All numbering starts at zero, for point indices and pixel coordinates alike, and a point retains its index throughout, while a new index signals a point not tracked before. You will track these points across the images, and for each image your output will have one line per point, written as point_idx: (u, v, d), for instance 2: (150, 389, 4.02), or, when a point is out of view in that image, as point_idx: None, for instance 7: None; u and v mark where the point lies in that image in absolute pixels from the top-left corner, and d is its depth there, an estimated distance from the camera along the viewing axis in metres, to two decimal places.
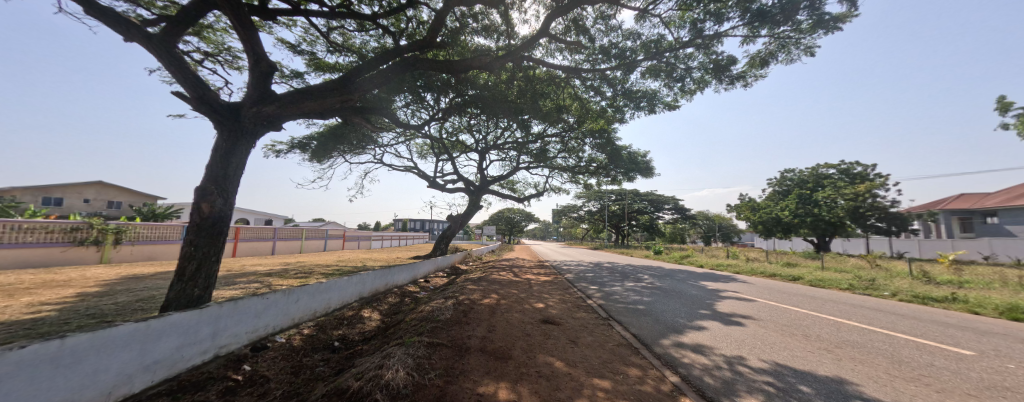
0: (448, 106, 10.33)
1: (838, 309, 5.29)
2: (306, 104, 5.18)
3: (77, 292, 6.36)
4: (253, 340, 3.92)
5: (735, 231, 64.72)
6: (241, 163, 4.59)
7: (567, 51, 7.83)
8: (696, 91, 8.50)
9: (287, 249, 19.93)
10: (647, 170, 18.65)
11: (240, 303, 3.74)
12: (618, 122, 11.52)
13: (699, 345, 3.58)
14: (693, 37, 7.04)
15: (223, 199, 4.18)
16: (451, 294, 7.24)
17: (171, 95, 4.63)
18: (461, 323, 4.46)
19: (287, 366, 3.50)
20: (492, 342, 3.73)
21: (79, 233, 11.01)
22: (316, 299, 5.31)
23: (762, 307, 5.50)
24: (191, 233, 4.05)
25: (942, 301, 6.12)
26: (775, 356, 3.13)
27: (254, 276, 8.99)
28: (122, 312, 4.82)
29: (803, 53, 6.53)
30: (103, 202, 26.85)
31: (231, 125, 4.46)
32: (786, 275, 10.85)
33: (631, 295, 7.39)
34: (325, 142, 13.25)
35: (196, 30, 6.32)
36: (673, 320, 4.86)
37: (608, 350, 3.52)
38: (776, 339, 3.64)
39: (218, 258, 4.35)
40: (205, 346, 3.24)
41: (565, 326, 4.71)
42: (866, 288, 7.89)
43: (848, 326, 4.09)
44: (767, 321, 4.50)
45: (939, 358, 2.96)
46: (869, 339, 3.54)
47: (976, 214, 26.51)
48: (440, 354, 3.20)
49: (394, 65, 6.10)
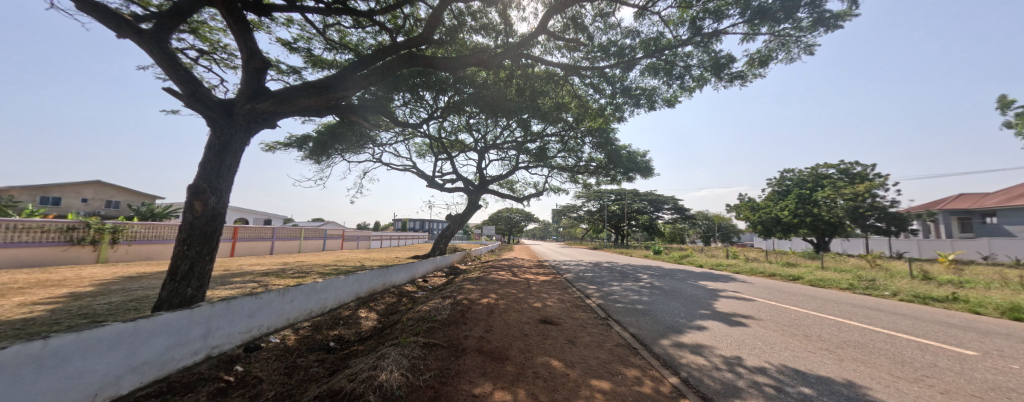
0: (447, 105, 10.27)
1: (839, 309, 5.24)
2: (301, 101, 5.11)
3: (70, 292, 6.29)
4: (246, 340, 3.87)
5: (734, 231, 64.76)
6: (235, 161, 4.53)
7: (566, 49, 7.77)
8: (695, 89, 8.44)
9: (286, 248, 19.87)
10: (647, 170, 18.62)
11: (233, 302, 3.68)
12: (617, 120, 11.47)
13: (699, 345, 3.54)
14: (693, 35, 6.98)
15: (217, 198, 4.12)
16: (449, 294, 7.18)
17: (164, 91, 4.56)
18: (458, 323, 4.41)
19: (281, 367, 3.45)
20: (489, 342, 3.68)
21: (75, 233, 10.93)
22: (312, 299, 5.26)
23: (762, 307, 5.45)
24: (183, 232, 3.99)
25: (942, 301, 6.09)
26: (775, 357, 3.09)
27: (251, 276, 8.92)
28: (115, 312, 4.76)
29: (804, 50, 6.49)
30: (101, 202, 26.75)
31: (224, 122, 4.40)
32: (786, 275, 10.81)
33: (630, 295, 7.34)
34: (323, 141, 13.17)
35: (191, 27, 6.26)
36: (672, 320, 4.81)
37: (606, 351, 3.48)
38: (776, 339, 3.59)
39: (212, 258, 4.29)
40: (197, 346, 3.19)
41: (563, 326, 4.66)
42: (867, 288, 7.85)
43: (850, 326, 4.04)
44: (767, 321, 4.45)
45: (942, 358, 2.92)
46: (871, 339, 3.49)
47: (975, 214, 26.50)
48: (436, 354, 3.15)
49: (391, 62, 6.04)
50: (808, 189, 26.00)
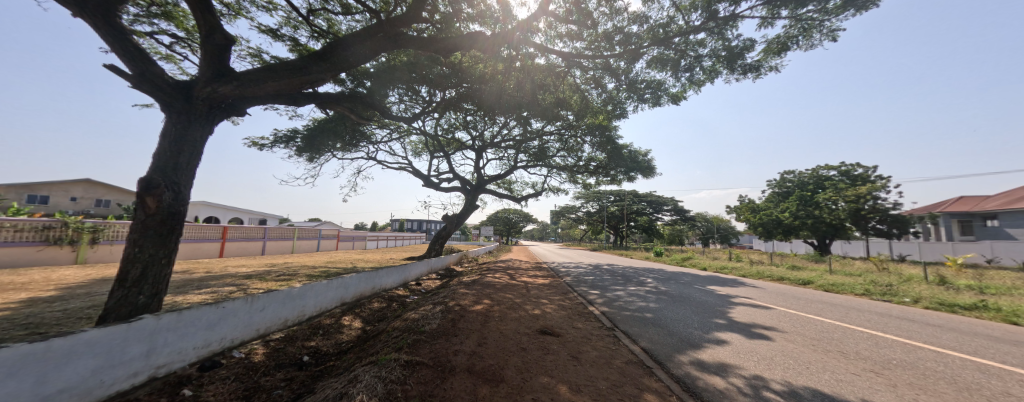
0: (444, 100, 9.89)
1: (866, 319, 4.80)
2: (271, 84, 4.65)
3: (26, 297, 5.73)
4: (203, 356, 3.38)
5: (732, 233, 64.94)
6: (196, 151, 4.09)
7: (567, 38, 7.31)
8: (705, 82, 8.00)
9: (278, 249, 19.28)
10: (649, 169, 18.16)
11: (186, 314, 3.17)
12: (620, 116, 11.10)
13: (721, 364, 3.07)
14: (705, 20, 6.58)
15: (173, 193, 3.64)
16: (440, 299, 6.67)
17: (107, 70, 4.05)
18: (448, 335, 3.94)
19: (240, 389, 2.98)
20: (483, 359, 3.22)
21: (52, 232, 10.36)
22: (286, 307, 4.78)
23: (781, 317, 5.00)
24: (135, 232, 3.51)
25: (971, 309, 5.69)
26: (816, 380, 2.63)
27: (232, 279, 8.37)
28: (63, 322, 4.24)
29: (827, 35, 6.10)
30: (90, 201, 26.17)
31: (182, 108, 3.97)
32: (795, 279, 10.37)
33: (635, 301, 6.87)
34: (312, 138, 12.61)
35: (164, 11, 5.71)
36: (687, 331, 4.34)
37: (616, 370, 3.02)
38: (809, 357, 3.14)
39: (170, 262, 3.83)
40: (137, 367, 2.69)
41: (565, 338, 4.21)
42: (885, 294, 7.42)
43: (888, 340, 3.61)
44: (794, 334, 3.99)
45: (1013, 383, 2.49)
46: (918, 358, 3.06)
47: (976, 217, 26.33)
48: (418, 377, 2.67)
49: (373, 43, 5.50)
50: (808, 190, 25.94)
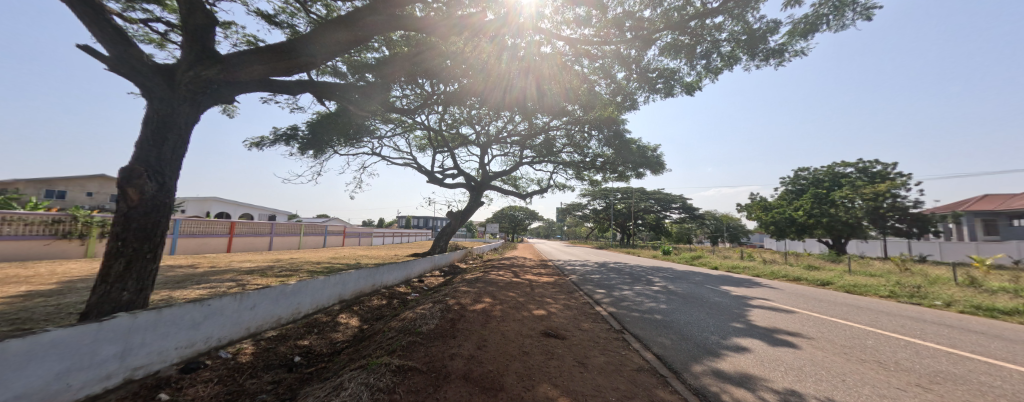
0: (445, 94, 9.63)
1: (900, 324, 4.41)
2: (256, 67, 4.49)
3: (26, 290, 5.68)
4: (186, 357, 3.21)
5: (742, 231, 63.65)
6: (182, 139, 3.96)
7: (575, 25, 6.99)
8: (722, 70, 7.58)
9: (284, 244, 19.37)
10: (658, 165, 17.66)
11: (165, 311, 2.97)
12: (629, 108, 10.74)
13: (745, 375, 2.77)
14: (724, 2, 6.19)
15: (156, 184, 3.46)
16: (440, 297, 6.46)
17: (85, 52, 3.87)
18: (445, 337, 3.69)
19: (222, 392, 2.80)
20: (481, 364, 2.97)
21: (61, 226, 10.43)
22: (279, 304, 4.61)
23: (805, 321, 4.64)
24: (117, 225, 3.35)
25: (1012, 314, 5.26)
26: (855, 396, 2.31)
27: (233, 274, 8.27)
28: (51, 317, 4.12)
29: (862, 13, 5.64)
30: (106, 196, 26.79)
31: (162, 92, 3.82)
32: (813, 279, 9.90)
33: (645, 301, 6.56)
34: (315, 131, 12.43)
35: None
36: (702, 336, 4.04)
37: (626, 378, 2.75)
38: (843, 368, 2.83)
39: (156, 256, 3.69)
40: (110, 369, 2.49)
41: (570, 341, 3.95)
42: (913, 297, 6.96)
43: (930, 350, 3.25)
44: (822, 340, 3.65)
45: None
46: (969, 370, 2.72)
47: (1001, 216, 25.19)
48: (410, 385, 2.44)
49: (366, 25, 5.15)
50: (823, 188, 25.07)
